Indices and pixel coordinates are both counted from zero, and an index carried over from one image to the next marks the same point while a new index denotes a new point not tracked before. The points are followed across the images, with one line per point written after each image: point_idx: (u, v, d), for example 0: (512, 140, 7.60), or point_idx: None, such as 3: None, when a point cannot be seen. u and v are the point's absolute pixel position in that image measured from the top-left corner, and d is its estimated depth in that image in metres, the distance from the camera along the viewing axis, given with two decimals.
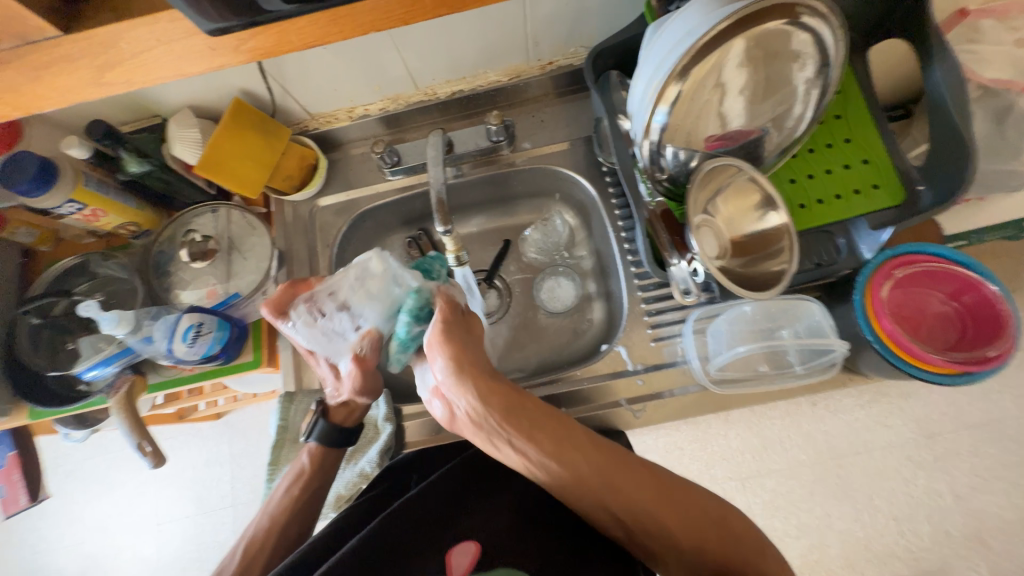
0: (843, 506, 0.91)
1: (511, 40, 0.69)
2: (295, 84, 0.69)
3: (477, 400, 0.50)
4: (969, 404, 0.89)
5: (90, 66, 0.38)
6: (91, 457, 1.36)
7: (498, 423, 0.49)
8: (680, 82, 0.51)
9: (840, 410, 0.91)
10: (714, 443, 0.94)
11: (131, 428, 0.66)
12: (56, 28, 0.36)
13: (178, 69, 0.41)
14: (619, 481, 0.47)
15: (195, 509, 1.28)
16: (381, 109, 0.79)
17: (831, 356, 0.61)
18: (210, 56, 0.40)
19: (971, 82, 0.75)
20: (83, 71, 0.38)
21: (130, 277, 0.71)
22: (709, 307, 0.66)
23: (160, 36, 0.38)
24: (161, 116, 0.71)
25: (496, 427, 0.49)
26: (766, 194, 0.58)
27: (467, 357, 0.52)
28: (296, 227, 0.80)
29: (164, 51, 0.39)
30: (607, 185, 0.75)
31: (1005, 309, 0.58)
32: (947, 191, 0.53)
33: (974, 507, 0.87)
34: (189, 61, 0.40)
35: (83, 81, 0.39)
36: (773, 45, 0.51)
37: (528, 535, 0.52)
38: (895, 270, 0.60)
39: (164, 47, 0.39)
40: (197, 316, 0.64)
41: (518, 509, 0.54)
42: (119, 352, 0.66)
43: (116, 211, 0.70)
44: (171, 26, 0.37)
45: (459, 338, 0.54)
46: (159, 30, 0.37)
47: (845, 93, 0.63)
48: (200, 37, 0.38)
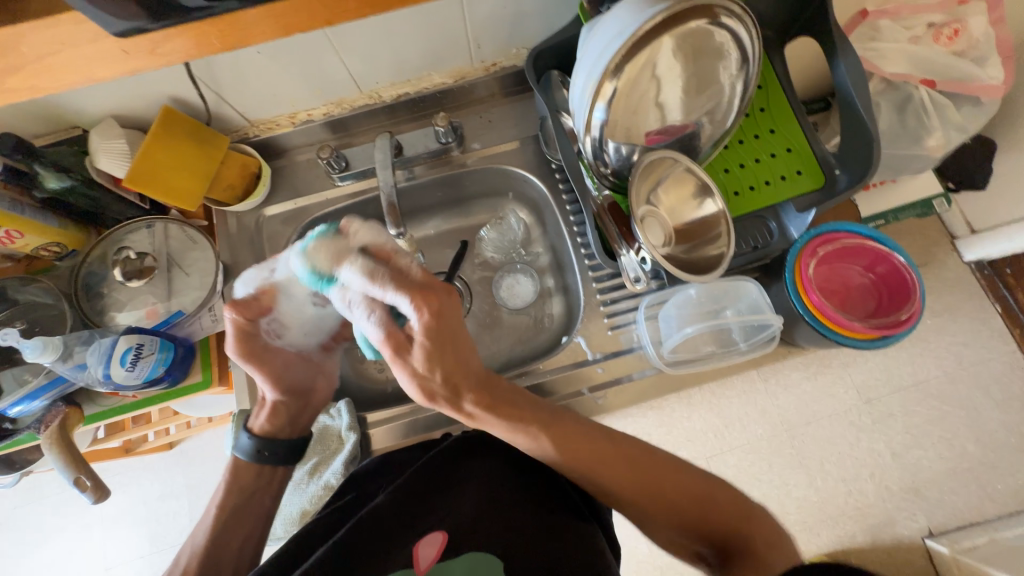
0: (798, 473, 0.98)
1: (453, 43, 0.69)
2: (230, 90, 0.67)
3: (451, 395, 0.53)
4: (898, 368, 0.97)
5: None
6: (26, 504, 1.23)
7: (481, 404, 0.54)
8: (614, 79, 0.54)
9: (789, 383, 0.98)
10: (679, 426, 0.98)
11: (66, 463, 0.61)
12: None
13: (90, 72, 0.41)
14: (602, 468, 0.53)
15: (150, 548, 1.20)
16: (325, 114, 0.77)
17: (770, 330, 0.65)
18: (124, 59, 0.41)
19: (876, 76, 0.82)
20: None
21: (56, 301, 0.66)
22: (659, 293, 0.70)
23: (65, 39, 0.39)
24: (81, 127, 0.66)
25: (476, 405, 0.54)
26: (702, 183, 0.62)
27: (448, 354, 0.51)
28: (241, 238, 0.76)
29: (75, 52, 0.40)
30: (556, 181, 0.77)
31: (912, 276, 0.64)
32: (859, 174, 0.59)
33: (909, 462, 0.96)
34: (105, 63, 0.41)
35: None
36: (698, 44, 0.55)
37: (502, 518, 0.52)
38: (819, 248, 0.65)
39: (75, 49, 0.40)
40: (135, 337, 0.60)
41: (485, 497, 0.54)
42: (49, 384, 0.61)
43: (36, 231, 0.64)
44: (77, 28, 0.38)
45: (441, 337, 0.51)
46: (65, 32, 0.38)
47: (767, 87, 0.68)
48: (109, 40, 0.40)
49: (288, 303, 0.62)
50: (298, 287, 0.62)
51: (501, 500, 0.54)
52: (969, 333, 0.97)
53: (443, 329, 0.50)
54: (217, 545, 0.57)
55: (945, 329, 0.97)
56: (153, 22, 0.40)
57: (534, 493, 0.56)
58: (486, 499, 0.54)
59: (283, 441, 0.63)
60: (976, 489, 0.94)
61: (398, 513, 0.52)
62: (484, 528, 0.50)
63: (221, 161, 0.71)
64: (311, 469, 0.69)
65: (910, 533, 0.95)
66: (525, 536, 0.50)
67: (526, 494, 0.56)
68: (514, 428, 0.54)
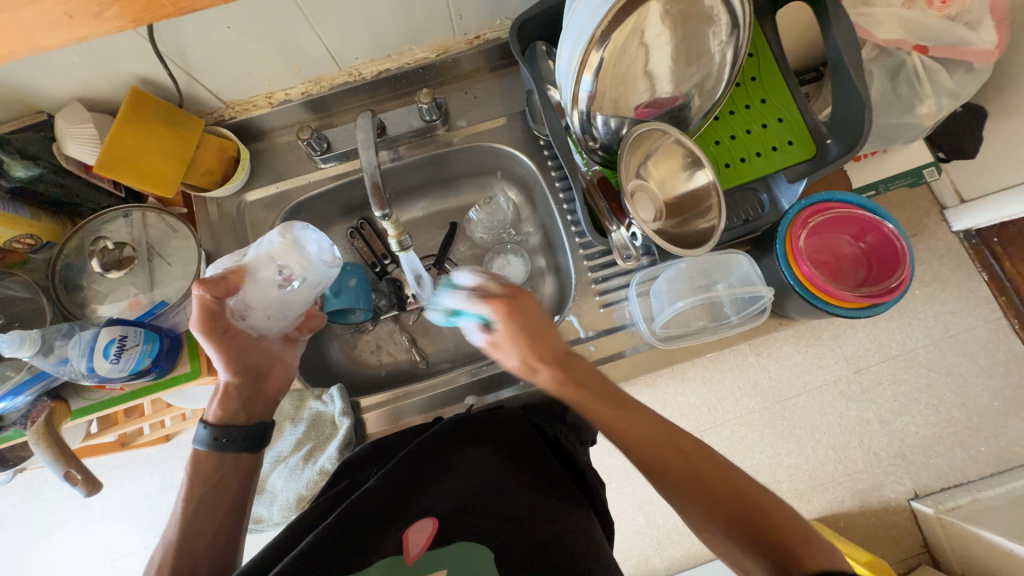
0: (789, 443, 1.00)
1: (434, 14, 0.66)
2: (202, 70, 0.64)
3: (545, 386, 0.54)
4: (887, 337, 0.99)
5: None
6: (22, 501, 1.23)
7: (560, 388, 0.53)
8: (601, 48, 0.53)
9: (781, 356, 1.01)
10: (673, 400, 1.01)
11: (54, 457, 0.60)
12: None
13: (30, 42, 0.35)
14: (654, 453, 0.49)
15: (153, 538, 1.20)
16: (303, 93, 0.74)
17: (761, 303, 0.64)
18: (69, 26, 0.34)
19: (869, 42, 0.81)
20: None
21: (34, 295, 0.64)
22: (650, 269, 0.69)
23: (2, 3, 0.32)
24: (46, 112, 0.63)
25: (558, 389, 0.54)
26: (692, 155, 0.60)
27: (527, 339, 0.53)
28: (223, 225, 0.75)
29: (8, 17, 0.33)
30: (545, 158, 0.75)
31: (902, 244, 0.64)
32: (849, 143, 0.58)
33: (897, 428, 0.98)
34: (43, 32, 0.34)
35: None
36: (687, 7, 0.53)
37: (493, 502, 0.51)
38: (810, 219, 0.65)
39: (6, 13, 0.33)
40: (118, 329, 0.59)
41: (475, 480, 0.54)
42: (32, 379, 0.60)
43: (9, 223, 0.62)
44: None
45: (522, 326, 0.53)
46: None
47: (757, 55, 0.66)
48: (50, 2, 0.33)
49: (255, 285, 0.60)
50: (267, 267, 0.61)
51: (492, 484, 0.53)
52: (956, 301, 0.99)
53: (524, 324, 0.53)
54: (178, 564, 0.51)
55: (932, 298, 0.99)
56: None
57: (526, 477, 0.55)
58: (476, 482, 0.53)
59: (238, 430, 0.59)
60: (961, 453, 0.96)
61: (388, 502, 0.51)
62: (473, 512, 0.50)
63: (197, 144, 0.68)
64: (306, 456, 0.68)
65: (897, 496, 0.97)
66: (516, 519, 0.50)
67: (517, 477, 0.55)
68: (590, 409, 0.52)
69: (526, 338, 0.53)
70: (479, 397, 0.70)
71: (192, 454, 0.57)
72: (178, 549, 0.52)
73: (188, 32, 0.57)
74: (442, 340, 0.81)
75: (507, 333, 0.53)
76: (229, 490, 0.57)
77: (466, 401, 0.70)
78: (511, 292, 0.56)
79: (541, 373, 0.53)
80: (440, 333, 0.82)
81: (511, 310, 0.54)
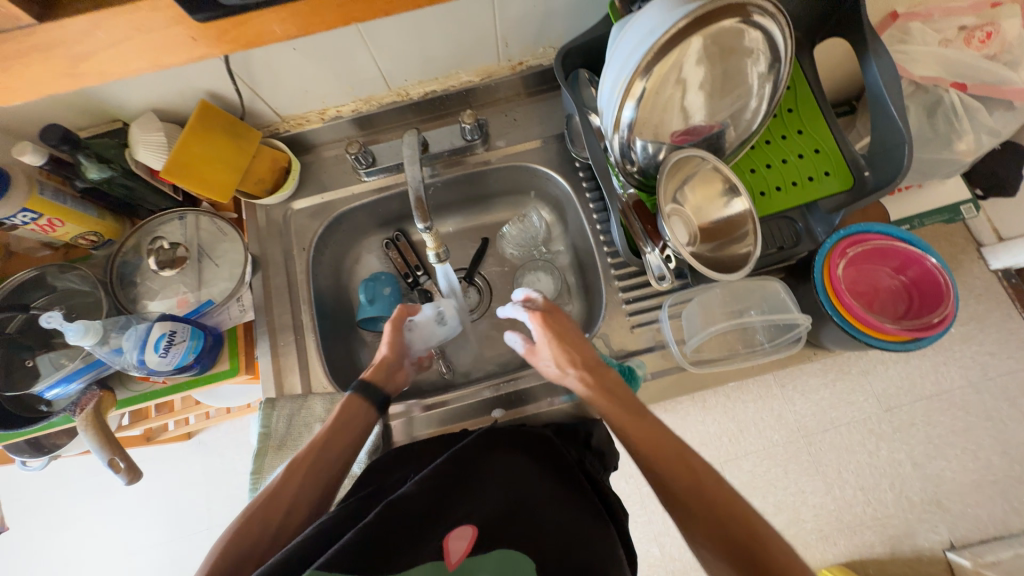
0: (815, 480, 0.97)
1: (481, 41, 0.70)
2: (264, 86, 0.68)
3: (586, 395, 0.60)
4: (922, 376, 0.96)
5: (64, 56, 0.38)
6: (48, 489, 1.27)
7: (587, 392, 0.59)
8: (644, 78, 0.54)
9: (808, 390, 0.98)
10: (693, 428, 1.00)
11: (101, 444, 0.62)
12: (28, 17, 0.36)
13: (156, 61, 0.41)
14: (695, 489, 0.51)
15: (167, 535, 1.22)
16: (353, 111, 0.78)
17: (797, 331, 0.65)
18: (191, 46, 0.40)
19: (906, 79, 0.81)
20: (55, 61, 0.38)
21: (92, 289, 0.68)
22: (682, 292, 0.69)
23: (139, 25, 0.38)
24: (122, 121, 0.68)
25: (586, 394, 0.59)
26: (729, 182, 0.61)
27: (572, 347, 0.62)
28: (269, 231, 0.78)
29: (147, 39, 0.39)
30: (580, 180, 0.77)
31: (945, 279, 0.63)
32: (888, 177, 0.58)
33: (931, 472, 0.94)
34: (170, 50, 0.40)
35: (54, 73, 0.39)
36: (727, 43, 0.54)
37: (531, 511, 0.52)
38: (848, 249, 0.65)
39: (144, 36, 0.39)
40: (169, 324, 0.62)
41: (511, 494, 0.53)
42: (84, 368, 0.63)
43: (76, 220, 0.66)
44: (151, 14, 0.38)
45: (562, 333, 0.63)
46: (137, 18, 0.38)
47: (795, 88, 0.68)
48: (181, 27, 0.39)
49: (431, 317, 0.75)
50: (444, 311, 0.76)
51: (529, 500, 0.53)
52: (995, 342, 0.95)
53: (557, 334, 0.63)
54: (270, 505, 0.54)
55: (970, 338, 0.96)
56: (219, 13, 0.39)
57: (562, 490, 0.55)
58: (513, 495, 0.53)
59: (381, 393, 0.66)
60: (1002, 503, 0.91)
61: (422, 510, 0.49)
62: (510, 526, 0.50)
63: (253, 155, 0.72)
64: None
65: (931, 545, 0.92)
66: (552, 534, 0.51)
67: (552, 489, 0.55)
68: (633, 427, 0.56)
69: (559, 345, 0.62)
70: (506, 411, 0.70)
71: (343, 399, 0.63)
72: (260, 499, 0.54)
73: (256, 52, 0.61)
74: (469, 353, 0.83)
75: (544, 340, 0.63)
76: (336, 454, 0.60)
77: (492, 413, 0.70)
78: (548, 307, 0.67)
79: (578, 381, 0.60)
80: (467, 347, 0.83)
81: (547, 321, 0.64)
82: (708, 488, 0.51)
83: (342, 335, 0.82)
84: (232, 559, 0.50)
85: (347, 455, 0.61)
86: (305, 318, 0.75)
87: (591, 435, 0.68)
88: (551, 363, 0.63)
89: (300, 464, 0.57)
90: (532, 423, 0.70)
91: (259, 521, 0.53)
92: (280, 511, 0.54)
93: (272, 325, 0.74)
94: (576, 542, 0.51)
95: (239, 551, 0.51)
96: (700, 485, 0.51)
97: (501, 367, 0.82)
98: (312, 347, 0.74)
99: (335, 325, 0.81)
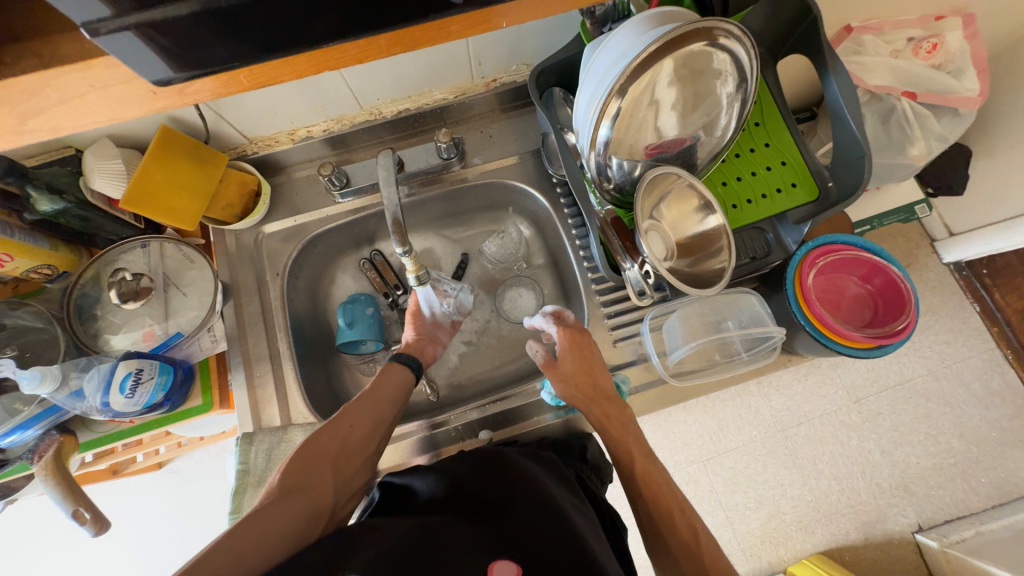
0: (792, 473, 1.00)
1: (454, 60, 0.70)
2: (229, 109, 0.66)
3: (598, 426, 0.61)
4: (886, 367, 1.01)
5: (9, 114, 0.33)
6: (5, 531, 1.19)
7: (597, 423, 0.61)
8: (619, 99, 0.54)
9: (782, 386, 1.02)
10: (676, 429, 1.03)
11: (63, 494, 0.58)
12: None
13: (114, 114, 0.35)
14: (692, 515, 0.56)
15: (140, 572, 1.16)
16: (324, 130, 0.77)
17: (772, 341, 0.67)
18: (152, 100, 0.35)
19: (861, 88, 0.85)
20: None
21: (48, 325, 0.64)
22: (661, 306, 0.71)
23: (95, 82, 0.33)
24: (74, 147, 0.65)
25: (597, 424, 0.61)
26: (704, 200, 0.63)
27: (592, 365, 0.63)
28: (240, 256, 0.76)
29: (103, 95, 0.34)
30: (558, 196, 0.78)
31: (906, 286, 0.67)
32: (852, 187, 0.60)
33: (898, 458, 0.98)
34: (129, 105, 0.35)
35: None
36: (696, 65, 0.55)
37: (563, 531, 0.48)
38: (818, 259, 0.68)
39: (99, 92, 0.34)
40: (135, 362, 0.58)
41: (544, 509, 0.50)
42: (44, 412, 0.60)
43: (26, 254, 0.62)
44: (108, 72, 0.32)
45: (586, 355, 0.64)
46: (93, 76, 0.32)
47: (760, 103, 0.70)
48: (142, 81, 0.34)
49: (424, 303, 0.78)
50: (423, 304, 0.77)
51: (561, 513, 0.50)
52: (950, 331, 1.02)
53: (583, 355, 0.64)
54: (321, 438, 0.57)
55: (927, 329, 1.02)
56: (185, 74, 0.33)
57: (585, 517, 0.53)
58: (544, 509, 0.50)
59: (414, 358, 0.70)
60: (962, 484, 0.97)
61: (450, 544, 0.44)
62: (553, 552, 0.45)
63: (219, 179, 0.69)
64: None
65: (901, 528, 0.96)
66: (590, 538, 0.48)
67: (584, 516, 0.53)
68: (642, 469, 0.58)
69: (582, 364, 0.63)
70: (494, 431, 0.70)
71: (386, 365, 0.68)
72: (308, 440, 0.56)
73: None
74: (455, 373, 0.82)
75: (568, 357, 0.63)
76: (392, 394, 0.65)
77: (480, 435, 0.69)
78: (577, 327, 0.66)
79: (589, 406, 0.61)
80: (453, 367, 0.82)
81: (573, 340, 0.65)
82: (707, 556, 0.53)
83: (321, 359, 0.79)
84: (300, 468, 0.54)
85: (399, 398, 0.65)
86: (281, 346, 0.73)
87: (586, 450, 0.67)
88: (566, 382, 0.63)
89: (362, 401, 0.62)
90: (523, 440, 0.70)
91: (323, 444, 0.57)
92: (328, 447, 0.57)
93: (247, 356, 0.72)
94: (611, 556, 0.48)
95: (303, 465, 0.54)
96: (699, 555, 0.53)
97: (486, 385, 0.81)
98: (291, 375, 0.72)
99: (313, 349, 0.79)
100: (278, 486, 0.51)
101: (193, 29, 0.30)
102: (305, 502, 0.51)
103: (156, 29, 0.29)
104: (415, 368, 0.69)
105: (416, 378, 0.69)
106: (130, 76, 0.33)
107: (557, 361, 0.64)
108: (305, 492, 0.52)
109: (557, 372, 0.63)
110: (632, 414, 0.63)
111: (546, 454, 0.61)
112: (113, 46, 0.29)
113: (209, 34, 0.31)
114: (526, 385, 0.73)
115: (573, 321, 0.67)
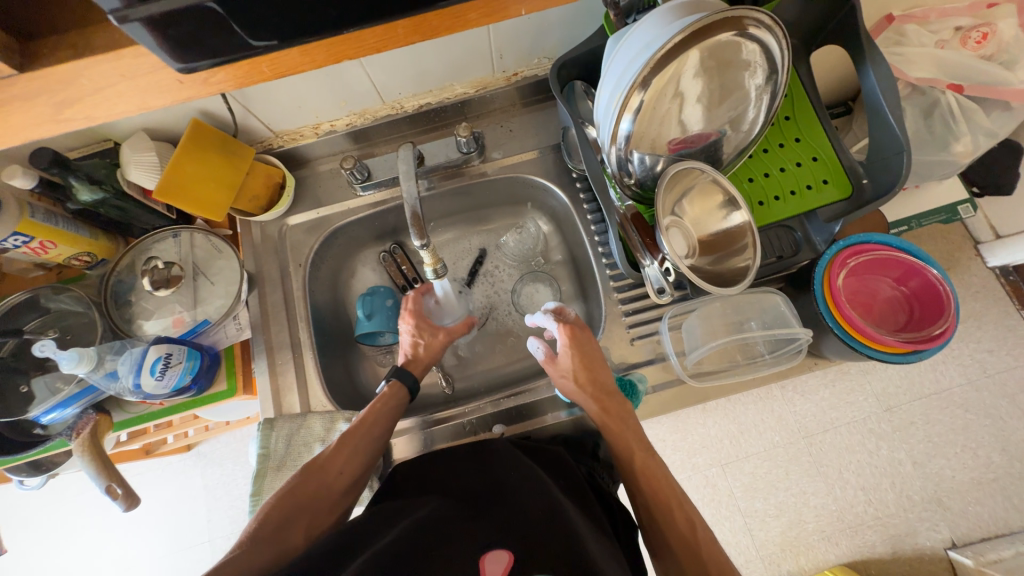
0: (816, 481, 0.97)
1: (475, 55, 0.69)
2: (256, 104, 0.67)
3: (600, 425, 0.60)
4: (920, 375, 0.96)
5: (48, 103, 0.35)
6: (48, 503, 1.26)
7: (597, 419, 0.60)
8: (642, 91, 0.52)
9: (808, 391, 0.99)
10: (694, 432, 1.01)
11: (98, 470, 0.61)
12: (11, 67, 0.33)
13: (143, 104, 0.37)
14: (694, 515, 0.55)
15: (169, 549, 1.22)
16: (347, 125, 0.78)
17: (797, 343, 0.65)
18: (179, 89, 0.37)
19: (902, 81, 0.80)
20: (40, 108, 0.35)
21: (87, 310, 0.67)
22: (682, 305, 0.69)
23: (125, 71, 0.34)
24: (113, 140, 0.67)
25: (597, 422, 0.60)
26: (728, 194, 0.61)
27: (589, 368, 0.62)
28: (265, 247, 0.78)
29: (134, 84, 0.35)
30: (578, 191, 0.77)
31: (945, 289, 0.64)
32: (890, 184, 0.57)
33: (931, 471, 0.94)
34: (157, 95, 0.37)
35: (40, 119, 0.36)
36: (724, 55, 0.53)
37: (560, 528, 0.47)
38: (850, 259, 0.65)
39: (129, 82, 0.35)
40: (164, 346, 0.61)
41: (543, 505, 0.50)
42: (81, 392, 0.63)
43: (69, 241, 0.65)
44: (136, 62, 0.34)
45: (585, 361, 0.62)
46: (122, 65, 0.34)
47: (791, 96, 0.67)
48: (167, 71, 0.35)
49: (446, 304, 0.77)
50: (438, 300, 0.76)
51: (562, 510, 0.50)
52: (993, 339, 0.96)
53: (583, 352, 0.63)
54: (304, 483, 0.56)
55: (968, 336, 0.96)
56: (212, 63, 0.35)
57: (585, 516, 0.52)
58: (546, 505, 0.50)
59: (413, 378, 0.68)
60: (1002, 501, 0.91)
61: (452, 539, 0.45)
62: (548, 545, 0.45)
63: (247, 172, 0.72)
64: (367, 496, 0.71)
65: (933, 544, 0.92)
66: (587, 538, 0.47)
67: (582, 515, 0.52)
68: (644, 466, 0.57)
69: (583, 361, 0.62)
70: (507, 426, 0.70)
71: (386, 388, 0.66)
72: (292, 483, 0.56)
73: None
74: (470, 367, 0.82)
75: (567, 354, 0.63)
76: (381, 433, 0.63)
77: (494, 429, 0.69)
78: (578, 323, 0.66)
79: (589, 401, 0.61)
80: (469, 361, 0.83)
81: (573, 336, 0.64)
82: (709, 557, 0.51)
83: (340, 350, 0.81)
84: (278, 516, 0.53)
85: (389, 433, 0.64)
86: (303, 335, 0.75)
87: (597, 447, 0.67)
88: (566, 377, 0.63)
89: (348, 436, 0.60)
90: (536, 437, 0.69)
91: (305, 489, 0.56)
92: (312, 492, 0.56)
93: (270, 344, 0.74)
94: (607, 552, 0.48)
95: (283, 509, 0.53)
96: (700, 554, 0.51)
97: (501, 379, 0.81)
98: (310, 364, 0.74)
99: (333, 339, 0.80)
100: (253, 534, 0.51)
101: (217, 21, 0.31)
102: (274, 552, 0.50)
103: (181, 19, 0.30)
104: (412, 390, 0.68)
105: (410, 400, 0.68)
106: (158, 65, 0.34)
107: (558, 357, 0.64)
108: (277, 540, 0.51)
109: (558, 368, 0.64)
110: (633, 410, 0.62)
111: (557, 454, 0.61)
112: (142, 33, 0.30)
113: (232, 26, 0.31)
114: (538, 381, 0.73)
115: (573, 319, 0.66)
